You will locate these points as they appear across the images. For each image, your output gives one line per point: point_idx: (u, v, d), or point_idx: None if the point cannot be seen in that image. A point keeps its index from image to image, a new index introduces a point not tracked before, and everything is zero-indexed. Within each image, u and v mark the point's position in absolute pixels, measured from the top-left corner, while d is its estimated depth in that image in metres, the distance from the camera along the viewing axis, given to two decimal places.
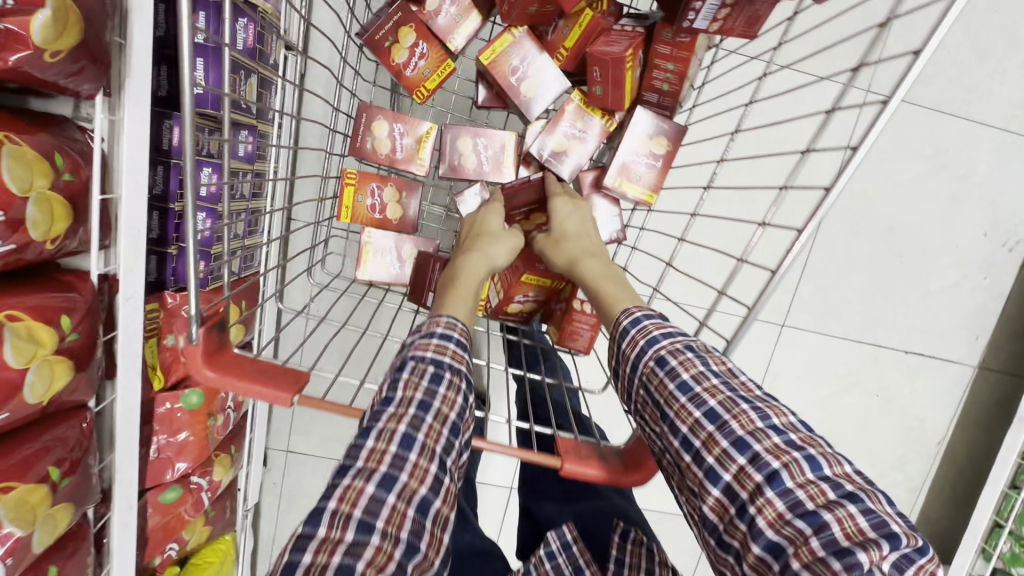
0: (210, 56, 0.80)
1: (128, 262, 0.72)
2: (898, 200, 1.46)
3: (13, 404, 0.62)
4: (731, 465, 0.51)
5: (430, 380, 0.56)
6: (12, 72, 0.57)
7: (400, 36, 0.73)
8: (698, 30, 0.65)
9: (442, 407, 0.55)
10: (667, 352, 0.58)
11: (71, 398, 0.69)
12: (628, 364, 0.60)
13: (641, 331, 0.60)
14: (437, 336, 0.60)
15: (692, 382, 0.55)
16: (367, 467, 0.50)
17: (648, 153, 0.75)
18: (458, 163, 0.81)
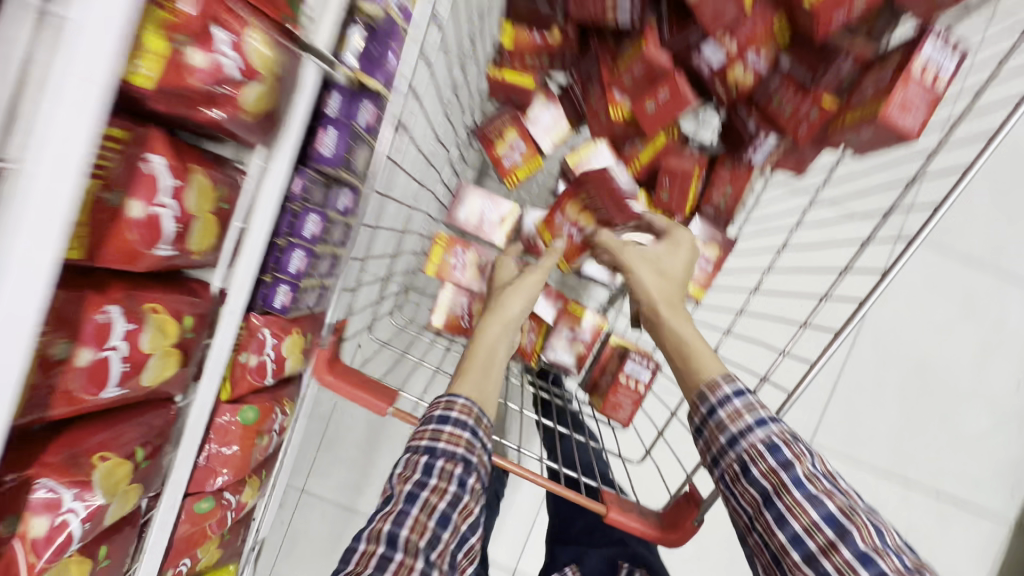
0: (341, 129, 0.97)
1: (240, 281, 0.86)
2: (930, 339, 1.51)
3: (131, 382, 0.71)
4: (839, 564, 0.59)
5: (421, 472, 0.69)
6: (213, 125, 0.70)
7: (505, 134, 0.88)
8: (755, 164, 0.81)
9: (430, 496, 0.67)
10: (778, 439, 0.66)
11: (166, 390, 0.78)
12: (725, 431, 0.69)
13: (749, 407, 0.69)
14: (433, 422, 0.73)
15: (806, 480, 0.63)
16: (368, 552, 0.64)
17: (700, 256, 0.86)
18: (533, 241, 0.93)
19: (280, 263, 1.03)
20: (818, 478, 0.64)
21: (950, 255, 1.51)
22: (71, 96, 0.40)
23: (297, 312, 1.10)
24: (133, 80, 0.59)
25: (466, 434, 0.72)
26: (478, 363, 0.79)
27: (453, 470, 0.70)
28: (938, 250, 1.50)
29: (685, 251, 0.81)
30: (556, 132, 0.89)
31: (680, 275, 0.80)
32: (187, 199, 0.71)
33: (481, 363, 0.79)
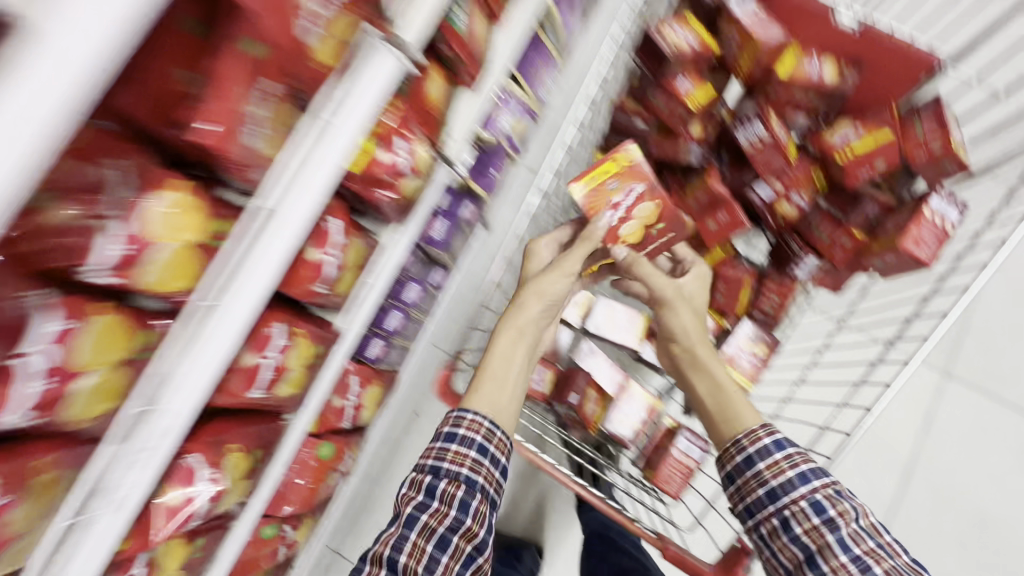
0: (447, 218, 1.22)
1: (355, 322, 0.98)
2: (965, 478, 1.55)
3: (273, 389, 0.87)
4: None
5: (424, 495, 0.79)
6: (375, 202, 0.93)
7: None
8: (797, 276, 0.98)
9: (430, 518, 0.77)
10: (821, 496, 0.76)
11: (283, 406, 0.91)
12: (766, 484, 0.79)
13: (789, 462, 0.79)
14: (438, 443, 0.83)
15: (849, 539, 0.73)
16: (379, 562, 0.76)
17: (750, 352, 0.98)
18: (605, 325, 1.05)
19: (381, 320, 1.22)
20: (861, 532, 0.74)
21: (987, 400, 1.58)
22: (310, 166, 0.58)
23: (382, 366, 1.27)
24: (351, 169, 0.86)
25: (469, 454, 0.81)
26: (494, 375, 0.87)
27: (455, 493, 0.79)
28: (974, 394, 1.58)
29: (703, 288, 0.97)
30: None
31: (698, 311, 0.94)
32: (345, 254, 0.92)
33: (497, 374, 0.87)
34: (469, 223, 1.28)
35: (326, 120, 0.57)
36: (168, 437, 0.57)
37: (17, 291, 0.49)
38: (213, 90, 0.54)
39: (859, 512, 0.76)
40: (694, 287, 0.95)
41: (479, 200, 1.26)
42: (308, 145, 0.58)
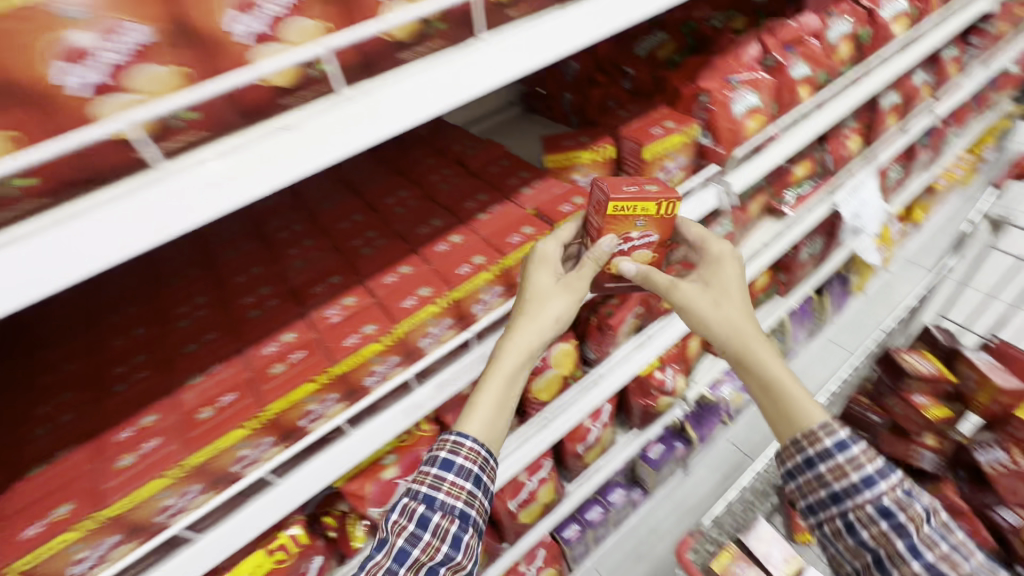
0: (665, 444, 1.43)
1: (577, 490, 1.22)
2: None
3: (520, 508, 1.09)
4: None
5: (417, 525, 0.61)
6: (638, 403, 1.23)
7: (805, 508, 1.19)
8: None
9: (420, 553, 0.60)
10: (889, 499, 0.58)
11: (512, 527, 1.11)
12: (826, 487, 0.61)
13: (854, 463, 0.59)
14: (437, 467, 0.64)
15: (924, 548, 0.55)
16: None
17: None
18: None
19: (584, 508, 1.35)
20: (936, 537, 0.56)
21: None
22: (629, 364, 1.03)
23: (569, 554, 1.33)
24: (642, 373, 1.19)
25: (469, 487, 0.64)
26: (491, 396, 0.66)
27: (448, 528, 0.62)
28: None
29: (733, 267, 0.73)
30: None
31: (741, 305, 0.70)
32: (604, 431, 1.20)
33: (497, 396, 0.67)
34: (678, 457, 1.47)
35: (647, 337, 1.06)
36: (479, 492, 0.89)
37: None
38: (622, 304, 0.98)
39: (933, 514, 0.57)
40: (713, 277, 0.73)
41: (690, 441, 1.48)
42: (630, 349, 1.05)
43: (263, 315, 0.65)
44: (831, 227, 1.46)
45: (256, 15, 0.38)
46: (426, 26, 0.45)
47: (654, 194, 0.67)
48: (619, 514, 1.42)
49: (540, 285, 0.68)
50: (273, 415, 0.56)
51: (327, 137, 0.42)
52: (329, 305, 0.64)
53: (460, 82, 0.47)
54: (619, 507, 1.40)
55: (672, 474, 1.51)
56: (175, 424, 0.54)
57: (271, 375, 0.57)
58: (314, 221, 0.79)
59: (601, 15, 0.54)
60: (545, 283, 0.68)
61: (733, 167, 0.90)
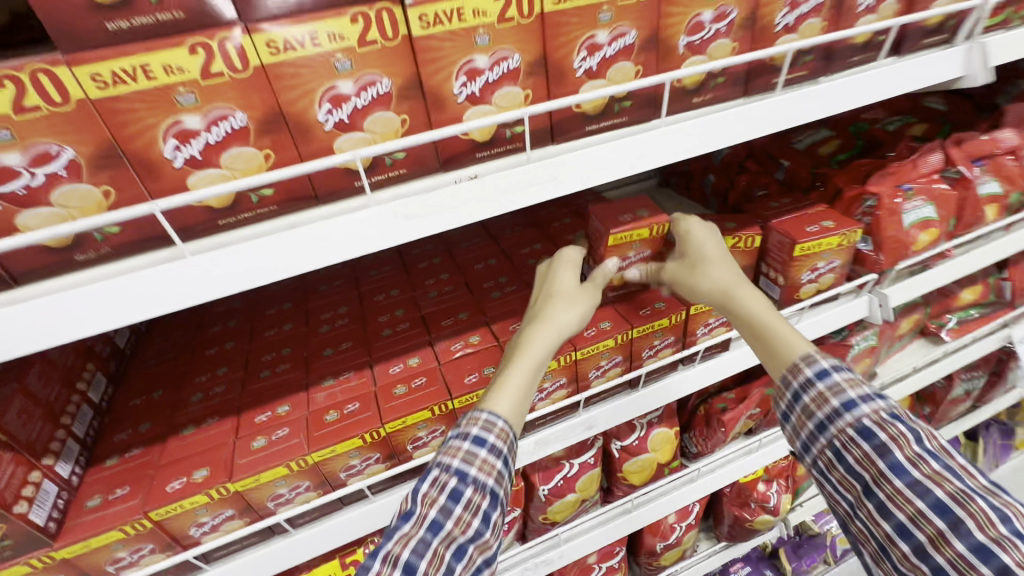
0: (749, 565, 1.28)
1: None
2: None
3: None
4: (945, 551, 0.43)
5: (449, 497, 0.51)
6: (732, 513, 1.11)
7: None
8: None
9: (453, 527, 0.50)
10: (872, 422, 0.51)
11: None
12: (812, 419, 0.55)
13: (834, 389, 0.54)
14: (469, 439, 0.54)
15: (910, 466, 0.47)
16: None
17: None
18: None
19: None
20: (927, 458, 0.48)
21: None
22: (735, 467, 0.95)
23: None
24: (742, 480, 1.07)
25: (501, 467, 0.54)
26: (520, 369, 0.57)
27: (479, 503, 0.52)
28: None
29: (706, 230, 0.65)
30: None
31: (723, 260, 0.63)
32: (687, 535, 1.09)
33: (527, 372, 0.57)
34: None
35: (755, 445, 0.96)
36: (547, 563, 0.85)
37: (611, 435, 0.87)
38: (736, 400, 0.90)
39: (926, 437, 0.50)
40: (689, 238, 0.65)
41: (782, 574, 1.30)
42: (738, 452, 0.96)
43: (394, 336, 0.70)
44: (997, 364, 1.26)
45: (476, 81, 0.43)
46: (615, 105, 0.48)
47: (646, 217, 0.64)
48: None
49: (563, 286, 0.63)
50: (387, 433, 0.58)
51: (505, 191, 0.46)
52: (454, 339, 0.67)
53: (636, 159, 0.49)
54: None
55: None
56: (305, 418, 0.59)
57: (394, 396, 0.60)
58: (451, 257, 0.84)
59: (786, 110, 0.54)
60: (569, 283, 0.63)
61: (891, 280, 0.83)
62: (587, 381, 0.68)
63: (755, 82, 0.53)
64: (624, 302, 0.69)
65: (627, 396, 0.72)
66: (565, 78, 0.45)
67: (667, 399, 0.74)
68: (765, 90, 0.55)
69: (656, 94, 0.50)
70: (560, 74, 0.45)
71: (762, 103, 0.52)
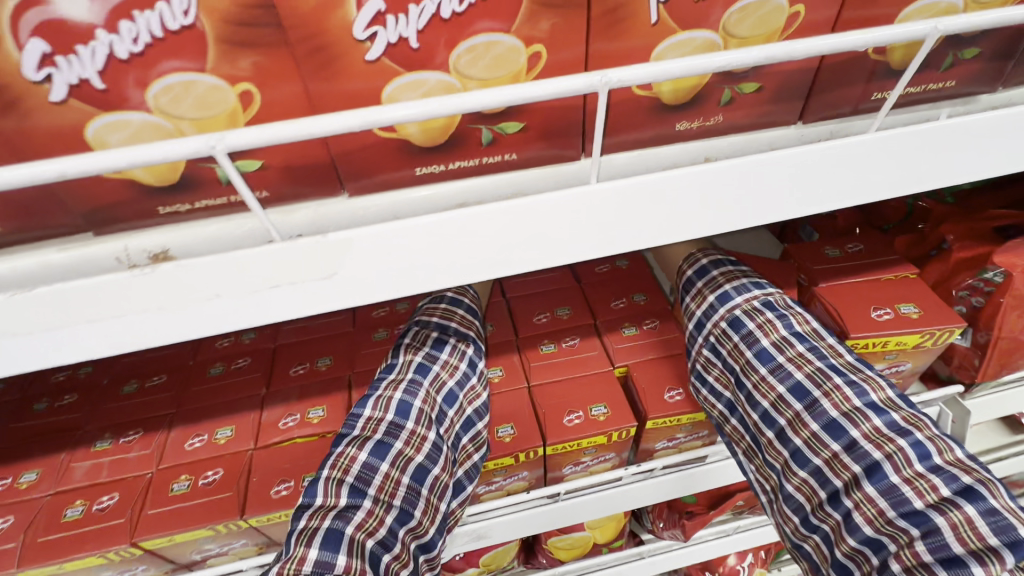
0: None
1: None
2: None
3: None
4: (803, 431, 0.36)
5: (433, 346, 0.44)
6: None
7: None
8: None
9: (442, 372, 0.42)
10: (742, 311, 0.43)
11: None
12: (694, 318, 0.46)
13: (711, 284, 0.45)
14: (447, 300, 0.48)
15: (773, 349, 0.40)
16: (363, 435, 0.37)
17: None
18: None
19: None
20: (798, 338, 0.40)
21: None
22: (698, 553, 0.73)
23: None
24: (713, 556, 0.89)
25: (478, 328, 0.48)
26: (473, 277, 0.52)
27: (465, 352, 0.45)
28: None
29: None
30: None
31: None
32: None
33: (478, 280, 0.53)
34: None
35: (733, 531, 0.72)
36: None
37: None
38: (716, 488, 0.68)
39: (803, 320, 0.42)
40: None
41: None
42: (710, 537, 0.73)
43: (222, 380, 0.49)
44: None
45: (91, 58, 0.18)
46: (480, 128, 0.22)
47: None
48: None
49: None
50: (146, 549, 0.40)
51: (208, 296, 0.22)
52: (292, 408, 0.46)
53: (513, 246, 0.24)
54: None
55: None
56: (43, 503, 0.42)
57: (166, 497, 0.41)
58: None
59: (874, 166, 0.25)
60: None
61: (984, 390, 0.54)
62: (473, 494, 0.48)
63: (827, 98, 0.25)
64: (552, 396, 0.46)
65: (543, 507, 0.49)
66: (338, 64, 0.20)
67: (600, 512, 0.52)
68: (847, 114, 0.26)
69: (588, 108, 0.23)
70: (319, 51, 0.19)
71: (821, 150, 0.24)
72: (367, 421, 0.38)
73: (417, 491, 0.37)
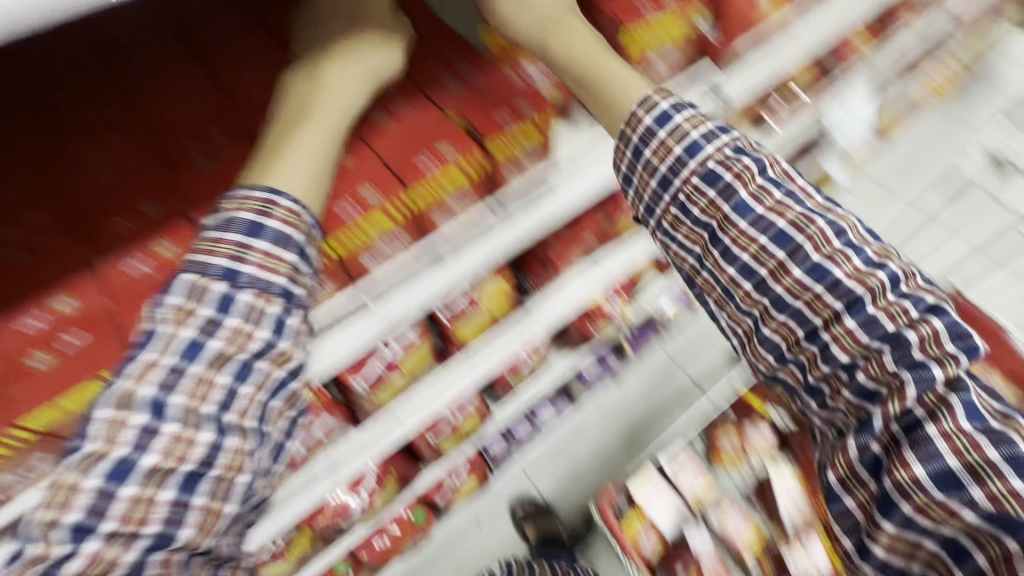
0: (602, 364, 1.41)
1: (507, 409, 1.16)
2: None
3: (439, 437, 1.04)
4: (785, 280, 0.51)
5: (219, 306, 0.45)
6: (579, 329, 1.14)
7: (729, 433, 1.17)
8: None
9: (225, 347, 0.46)
10: (716, 162, 0.53)
11: (425, 453, 1.06)
12: (655, 176, 0.56)
13: (676, 134, 0.54)
14: (236, 228, 0.45)
15: (753, 202, 0.52)
16: (100, 451, 0.42)
17: None
18: (723, 525, 1.08)
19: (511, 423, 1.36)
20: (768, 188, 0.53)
21: None
22: (574, 291, 0.86)
23: (491, 465, 1.36)
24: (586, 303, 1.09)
25: (296, 261, 0.48)
26: (343, 76, 0.51)
27: (269, 311, 0.47)
28: None
29: None
30: (766, 446, 1.14)
31: None
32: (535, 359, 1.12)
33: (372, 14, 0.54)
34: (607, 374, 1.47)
35: (596, 262, 0.88)
36: (392, 438, 0.77)
37: None
38: (569, 231, 0.84)
39: (766, 165, 0.54)
40: None
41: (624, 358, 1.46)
42: (576, 276, 0.87)
43: (24, 259, 0.46)
44: (810, 143, 1.30)
45: None
46: None
47: None
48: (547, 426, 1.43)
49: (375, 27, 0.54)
50: (44, 422, 0.45)
51: None
52: (129, 252, 0.48)
53: None
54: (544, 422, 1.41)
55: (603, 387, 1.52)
56: None
57: (29, 372, 0.45)
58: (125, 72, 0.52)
59: None
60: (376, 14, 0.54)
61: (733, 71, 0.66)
62: (362, 269, 0.53)
63: None
64: (399, 157, 0.52)
65: (432, 269, 0.56)
66: None
67: (485, 263, 0.58)
68: None
69: None
70: None
71: None
72: (124, 390, 0.43)
73: (178, 503, 0.44)
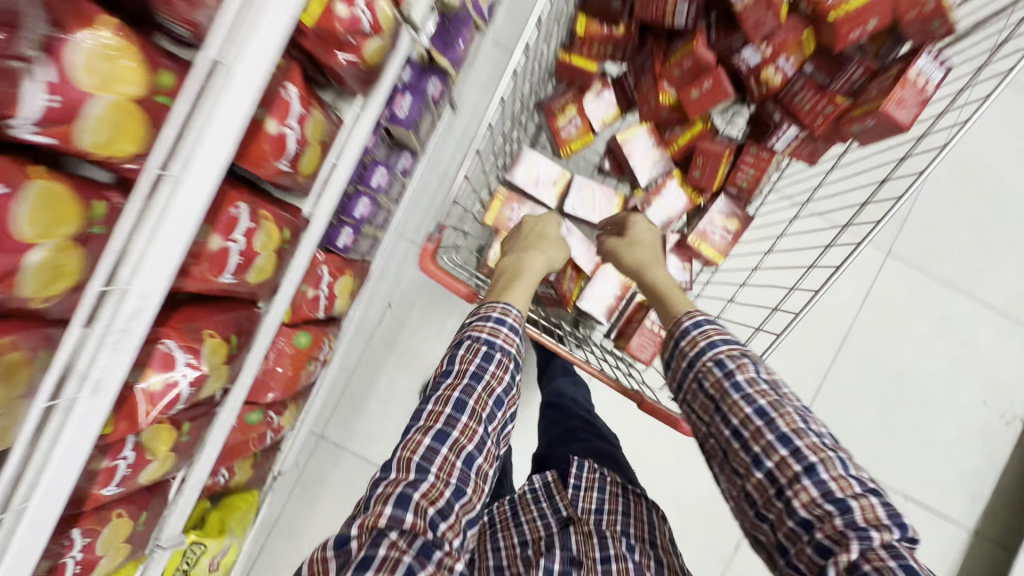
0: (415, 95, 1.16)
1: (319, 202, 0.94)
2: (907, 351, 1.74)
3: (244, 275, 0.84)
4: (762, 442, 0.65)
5: (482, 358, 0.78)
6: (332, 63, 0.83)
7: (566, 109, 1.00)
8: (776, 148, 0.95)
9: (490, 381, 0.77)
10: (726, 356, 0.72)
11: (250, 292, 0.90)
12: (684, 359, 0.76)
13: (702, 335, 0.76)
14: (492, 321, 0.82)
15: (746, 386, 0.69)
16: (427, 424, 0.72)
17: (723, 226, 1.00)
18: (581, 207, 1.04)
19: (348, 207, 1.18)
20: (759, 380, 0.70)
21: (931, 279, 1.75)
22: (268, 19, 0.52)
23: (352, 256, 1.26)
24: (303, 19, 0.76)
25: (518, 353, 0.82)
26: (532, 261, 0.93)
27: (505, 370, 0.79)
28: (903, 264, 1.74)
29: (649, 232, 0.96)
30: (608, 113, 1.01)
31: (656, 254, 0.93)
32: (309, 131, 0.84)
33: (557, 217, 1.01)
34: (433, 104, 1.23)
35: None
36: (138, 318, 0.57)
37: None
38: None
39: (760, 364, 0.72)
40: (641, 234, 0.95)
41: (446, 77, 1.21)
42: None
43: None
44: None
45: None
46: None
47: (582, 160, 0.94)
48: (389, 191, 1.28)
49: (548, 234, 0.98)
50: None
51: None
52: None
53: None
54: (381, 193, 1.25)
55: (438, 118, 1.31)
56: None
57: None
58: None
59: None
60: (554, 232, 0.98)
61: None
62: None
63: None
64: None
65: None
66: None
67: None
68: None
69: None
70: None
71: None
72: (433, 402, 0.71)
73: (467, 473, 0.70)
